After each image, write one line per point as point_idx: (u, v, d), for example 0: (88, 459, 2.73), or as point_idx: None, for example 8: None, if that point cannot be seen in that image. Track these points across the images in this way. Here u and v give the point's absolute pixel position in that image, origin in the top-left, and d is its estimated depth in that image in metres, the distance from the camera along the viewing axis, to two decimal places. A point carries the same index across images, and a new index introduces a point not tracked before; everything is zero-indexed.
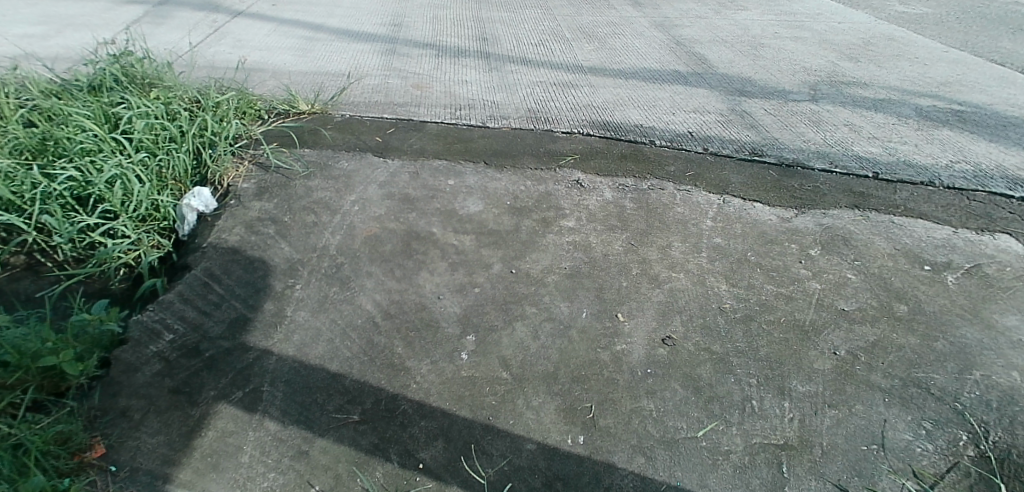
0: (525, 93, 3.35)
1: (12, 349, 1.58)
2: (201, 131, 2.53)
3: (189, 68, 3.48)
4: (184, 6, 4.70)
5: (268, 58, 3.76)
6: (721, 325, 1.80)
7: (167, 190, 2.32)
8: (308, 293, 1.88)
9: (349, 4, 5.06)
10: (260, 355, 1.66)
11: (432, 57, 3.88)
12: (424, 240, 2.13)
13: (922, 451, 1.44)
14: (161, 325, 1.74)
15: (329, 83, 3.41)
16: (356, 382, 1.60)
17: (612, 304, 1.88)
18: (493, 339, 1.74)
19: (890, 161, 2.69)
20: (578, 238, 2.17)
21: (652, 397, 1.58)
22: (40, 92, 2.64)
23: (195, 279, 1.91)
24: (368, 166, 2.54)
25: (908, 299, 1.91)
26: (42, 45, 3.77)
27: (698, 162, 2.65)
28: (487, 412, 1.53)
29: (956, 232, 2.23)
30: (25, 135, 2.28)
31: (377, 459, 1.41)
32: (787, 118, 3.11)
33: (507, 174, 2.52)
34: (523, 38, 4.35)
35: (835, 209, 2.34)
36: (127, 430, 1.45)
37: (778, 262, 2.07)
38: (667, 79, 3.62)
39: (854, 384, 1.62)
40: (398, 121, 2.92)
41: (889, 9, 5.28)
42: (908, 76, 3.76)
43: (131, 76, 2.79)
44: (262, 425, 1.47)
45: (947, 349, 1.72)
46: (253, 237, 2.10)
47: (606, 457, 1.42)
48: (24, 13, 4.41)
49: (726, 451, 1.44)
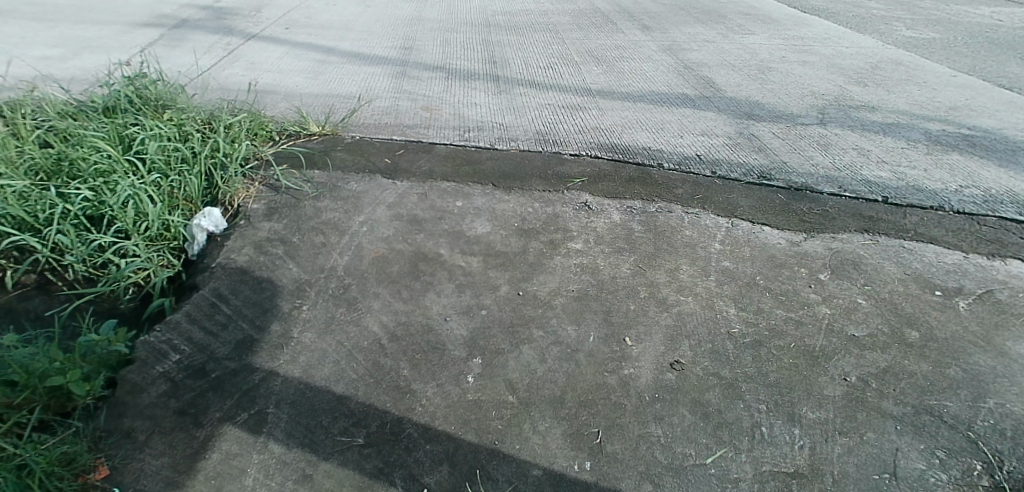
0: (533, 115, 3.38)
1: (21, 369, 1.59)
2: (213, 152, 2.57)
3: (202, 91, 3.55)
4: (200, 30, 4.82)
5: (280, 80, 3.83)
6: (729, 350, 1.79)
7: (178, 210, 2.35)
8: (315, 314, 1.88)
9: (361, 28, 5.16)
10: (266, 376, 1.66)
11: (442, 79, 3.94)
12: (431, 261, 2.14)
13: (936, 480, 1.41)
14: (168, 346, 1.74)
15: (339, 104, 3.47)
16: (361, 404, 1.59)
17: (620, 328, 1.87)
18: (500, 362, 1.73)
19: (899, 185, 2.68)
20: (585, 261, 2.17)
21: (660, 422, 1.55)
22: (56, 114, 2.70)
23: (203, 299, 1.92)
24: (377, 187, 2.56)
25: (919, 324, 1.88)
26: (60, 67, 3.87)
27: (706, 185, 2.65)
28: (493, 436, 1.51)
29: (967, 257, 2.21)
30: (42, 156, 2.33)
31: (381, 483, 1.39)
32: (796, 142, 3.11)
33: (514, 195, 2.54)
34: (532, 61, 4.41)
35: (845, 234, 2.33)
36: (131, 451, 1.45)
37: (787, 286, 2.05)
38: (676, 103, 3.65)
39: (865, 411, 1.59)
40: (408, 143, 2.95)
41: (896, 34, 5.32)
42: (916, 100, 3.77)
43: (145, 98, 2.85)
44: (266, 448, 1.46)
45: (960, 376, 1.69)
46: (262, 258, 2.11)
47: (613, 484, 1.40)
48: (44, 36, 4.54)
49: (735, 479, 1.41)
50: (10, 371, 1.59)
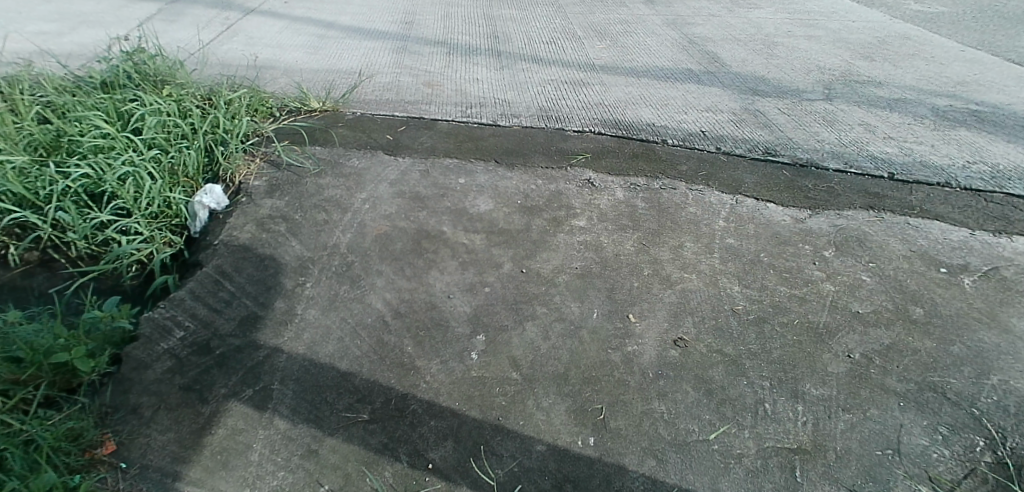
0: (536, 91, 3.34)
1: (26, 345, 1.60)
2: (213, 128, 2.54)
3: (201, 66, 3.50)
4: (197, 4, 4.73)
5: (279, 56, 3.77)
6: (734, 327, 1.78)
7: (179, 187, 2.33)
8: (319, 291, 1.88)
9: (361, 2, 5.06)
10: (271, 353, 1.66)
11: (443, 54, 3.88)
12: (434, 239, 2.13)
13: (938, 457, 1.42)
14: (172, 323, 1.74)
15: (339, 80, 3.42)
16: (366, 381, 1.59)
17: (623, 305, 1.87)
18: (504, 339, 1.73)
19: (906, 161, 2.65)
20: (589, 238, 2.16)
21: (663, 398, 1.56)
22: (54, 89, 2.67)
23: (206, 276, 1.92)
24: (379, 164, 2.54)
25: (924, 301, 1.88)
26: (57, 42, 3.81)
27: (710, 161, 2.62)
28: (496, 412, 1.52)
29: (974, 234, 2.19)
30: (40, 132, 2.31)
31: (387, 459, 1.40)
32: (802, 117, 3.07)
33: (517, 172, 2.51)
34: (534, 35, 4.34)
35: (850, 210, 2.31)
36: (138, 427, 1.46)
37: (791, 263, 2.04)
38: (680, 78, 3.59)
39: (868, 388, 1.59)
40: (409, 119, 2.91)
41: (903, 7, 5.21)
42: (923, 75, 3.70)
43: (144, 73, 2.80)
44: (272, 424, 1.48)
45: (963, 353, 1.69)
46: (264, 235, 2.10)
47: (617, 460, 1.41)
48: (40, 10, 4.46)
49: (739, 455, 1.42)
50: (16, 348, 1.60)
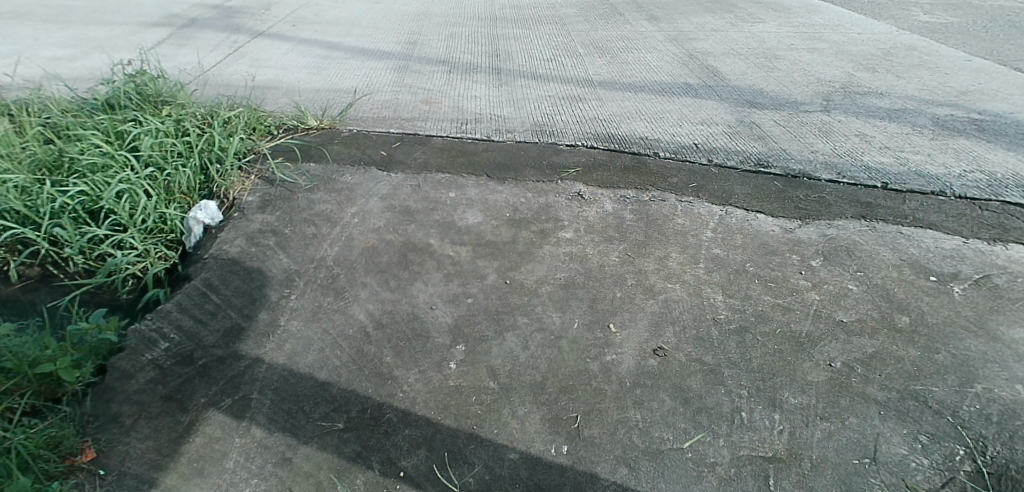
0: (533, 106, 3.39)
1: (14, 357, 1.65)
2: (209, 146, 2.61)
3: (204, 87, 3.60)
4: (208, 28, 4.89)
5: (282, 76, 3.87)
6: (714, 336, 1.78)
7: (174, 203, 2.39)
8: (303, 303, 1.91)
9: (368, 24, 5.19)
10: (252, 363, 1.69)
11: (444, 72, 3.95)
12: (420, 251, 2.16)
13: (916, 465, 1.40)
14: (158, 334, 1.78)
15: (339, 99, 3.50)
16: (343, 390, 1.61)
17: (605, 315, 1.87)
18: (483, 348, 1.74)
19: (900, 171, 2.64)
20: (575, 250, 2.18)
21: (639, 407, 1.56)
22: (60, 110, 2.77)
23: (194, 288, 1.96)
24: (371, 179, 2.58)
25: (910, 310, 1.86)
26: (69, 67, 3.95)
27: (701, 173, 2.64)
28: (471, 421, 1.53)
29: (967, 242, 2.17)
30: (43, 151, 2.41)
31: (359, 466, 1.42)
32: (797, 129, 3.08)
33: (508, 186, 2.54)
34: (536, 53, 4.41)
35: (840, 220, 2.30)
36: (117, 435, 1.49)
37: (777, 272, 2.04)
38: (677, 92, 3.62)
39: (848, 397, 1.58)
40: (405, 136, 2.96)
41: (910, 19, 5.21)
42: (925, 85, 3.70)
43: (146, 94, 2.90)
44: (249, 433, 1.50)
45: (947, 361, 1.67)
46: (253, 249, 2.15)
47: (589, 468, 1.41)
48: (56, 36, 4.63)
49: (712, 463, 1.42)
50: (4, 359, 1.64)
